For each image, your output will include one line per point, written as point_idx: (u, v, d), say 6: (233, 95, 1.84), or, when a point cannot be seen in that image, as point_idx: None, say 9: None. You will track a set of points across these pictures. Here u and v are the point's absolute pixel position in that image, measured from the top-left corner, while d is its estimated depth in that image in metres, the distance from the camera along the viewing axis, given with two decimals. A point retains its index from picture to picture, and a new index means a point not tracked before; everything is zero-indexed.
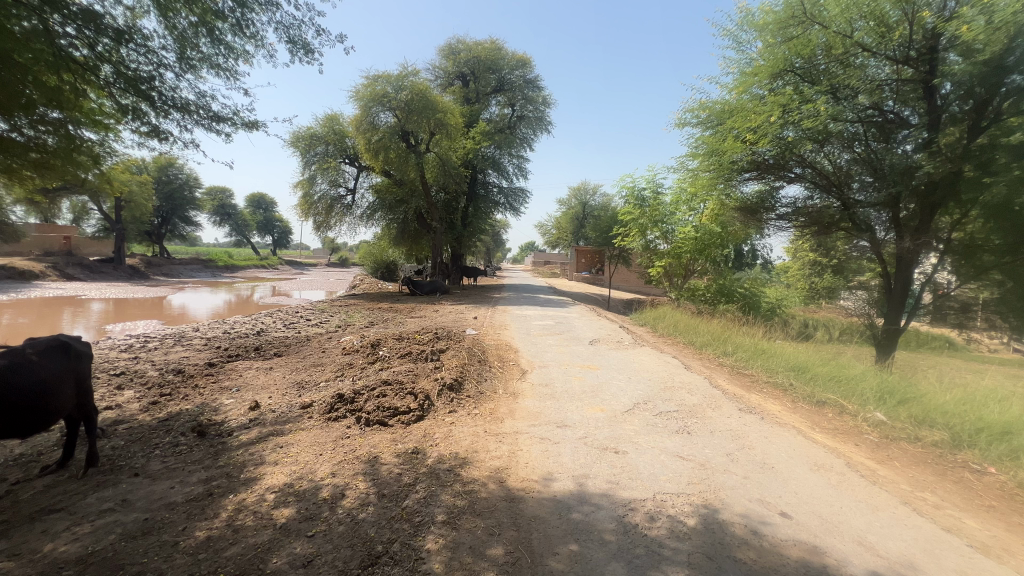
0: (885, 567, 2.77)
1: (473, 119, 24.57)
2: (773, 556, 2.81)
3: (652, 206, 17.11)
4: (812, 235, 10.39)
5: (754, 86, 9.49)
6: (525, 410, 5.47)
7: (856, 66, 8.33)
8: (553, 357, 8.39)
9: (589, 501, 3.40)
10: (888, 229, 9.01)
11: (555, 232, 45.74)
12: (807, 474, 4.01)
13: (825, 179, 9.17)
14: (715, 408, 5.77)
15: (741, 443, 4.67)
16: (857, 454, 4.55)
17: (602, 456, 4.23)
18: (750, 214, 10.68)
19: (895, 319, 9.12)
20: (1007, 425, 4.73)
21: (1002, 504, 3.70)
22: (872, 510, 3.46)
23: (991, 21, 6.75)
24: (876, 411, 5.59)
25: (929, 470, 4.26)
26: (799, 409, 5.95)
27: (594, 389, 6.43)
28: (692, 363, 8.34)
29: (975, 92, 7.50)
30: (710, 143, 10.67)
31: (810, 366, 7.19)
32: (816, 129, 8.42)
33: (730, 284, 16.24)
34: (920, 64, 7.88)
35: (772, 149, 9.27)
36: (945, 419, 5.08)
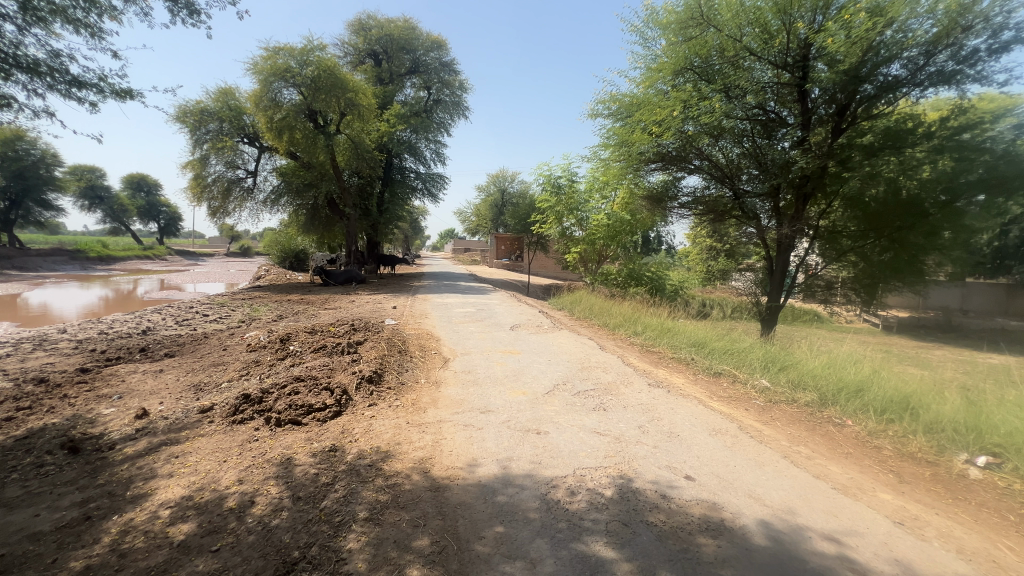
0: (771, 514, 3.16)
1: (387, 101, 23.51)
2: (680, 516, 3.08)
3: (568, 194, 17.57)
4: (709, 223, 11.36)
5: (659, 81, 10.10)
6: (448, 399, 5.44)
7: (745, 68, 9.15)
8: (475, 344, 8.40)
9: (513, 483, 3.47)
10: (770, 217, 10.04)
11: (474, 219, 45.58)
12: (707, 439, 4.43)
13: (720, 172, 10.05)
14: (628, 384, 6.18)
15: (651, 415, 5.04)
16: (747, 418, 5.12)
17: (524, 438, 4.34)
18: (656, 202, 11.41)
19: (776, 297, 10.30)
20: (860, 383, 5.59)
21: (856, 450, 4.39)
22: (759, 465, 3.92)
23: (849, 36, 7.77)
24: (761, 378, 6.34)
25: (802, 426, 4.92)
26: (700, 380, 6.56)
27: (515, 373, 6.58)
28: (606, 343, 8.82)
29: (837, 98, 8.66)
30: (620, 134, 11.20)
31: (707, 341, 7.93)
32: (712, 125, 9.21)
33: (639, 268, 17.35)
34: (795, 69, 8.83)
35: (675, 141, 9.94)
36: (814, 381, 5.88)
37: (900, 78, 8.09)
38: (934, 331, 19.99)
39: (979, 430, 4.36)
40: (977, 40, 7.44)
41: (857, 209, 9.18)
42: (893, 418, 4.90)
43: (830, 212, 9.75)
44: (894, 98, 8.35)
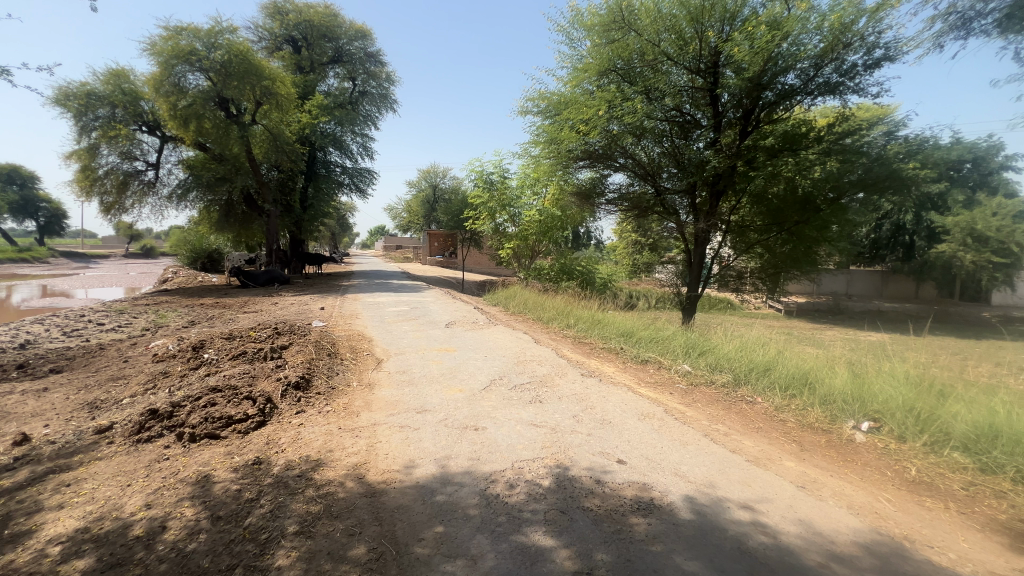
0: (694, 490, 3.40)
1: (308, 91, 22.24)
2: (613, 499, 3.23)
3: (500, 190, 17.67)
4: (634, 219, 11.95)
5: (585, 81, 10.39)
6: (382, 401, 5.29)
7: (662, 72, 9.56)
8: (409, 343, 8.21)
9: (452, 481, 3.45)
10: (688, 212, 10.88)
11: (406, 215, 44.54)
12: (637, 424, 4.68)
13: (642, 169, 10.57)
14: (562, 375, 6.36)
15: (585, 404, 5.22)
16: (671, 401, 5.47)
17: (462, 435, 4.32)
18: (585, 198, 11.82)
19: (695, 287, 11.06)
20: (766, 362, 6.17)
21: (765, 424, 4.84)
22: (682, 444, 4.21)
23: (753, 46, 8.48)
24: (683, 363, 6.81)
25: (720, 406, 5.35)
26: (628, 368, 6.92)
27: (451, 370, 6.53)
28: (540, 337, 9.01)
29: (743, 103, 9.47)
30: (549, 132, 11.44)
31: (635, 331, 8.36)
32: (634, 125, 9.68)
33: (570, 263, 17.89)
34: (707, 75, 9.50)
35: (601, 140, 10.33)
36: (728, 363, 6.41)
37: (795, 87, 9.01)
38: (826, 314, 22.55)
39: (862, 399, 4.96)
40: (855, 56, 8.46)
41: (762, 205, 10.03)
42: (795, 393, 5.46)
43: (740, 208, 10.54)
44: (791, 105, 9.31)
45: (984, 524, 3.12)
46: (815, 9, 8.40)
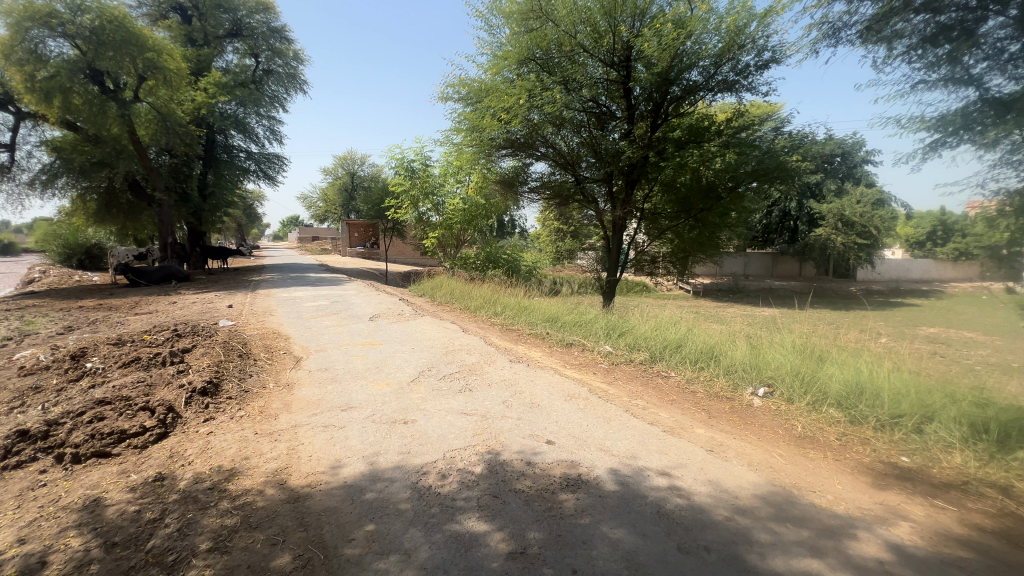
0: (617, 462, 3.62)
1: (202, 66, 20.11)
2: (544, 478, 3.34)
3: (423, 178, 17.21)
4: (556, 207, 12.26)
5: (505, 69, 10.42)
6: (303, 401, 5.00)
7: (579, 63, 9.82)
8: (331, 339, 7.82)
9: (382, 477, 3.37)
10: (606, 201, 11.31)
11: (323, 205, 42.10)
12: (564, 404, 4.86)
13: (563, 159, 10.85)
14: (491, 363, 6.42)
15: (513, 389, 5.33)
16: (595, 380, 5.76)
17: (391, 429, 4.22)
18: (508, 186, 11.94)
19: (614, 272, 11.61)
20: (678, 338, 6.67)
21: (679, 396, 5.26)
22: (606, 421, 4.44)
23: (661, 42, 8.97)
24: (605, 344, 7.18)
25: (639, 382, 5.72)
26: (554, 351, 7.15)
27: (377, 365, 6.30)
28: (468, 326, 9.00)
29: (653, 97, 9.94)
30: (471, 119, 11.36)
31: (559, 316, 8.62)
32: (554, 114, 9.91)
33: (496, 251, 18.02)
34: (621, 68, 9.87)
35: (522, 129, 10.48)
36: (646, 341, 6.85)
37: (698, 83, 9.68)
38: (727, 293, 24.82)
39: (758, 367, 5.55)
40: (748, 57, 9.27)
41: (672, 194, 10.67)
42: (703, 366, 5.97)
43: (652, 197, 11.09)
44: (695, 100, 10.00)
45: (853, 468, 3.66)
46: (714, 11, 9.06)
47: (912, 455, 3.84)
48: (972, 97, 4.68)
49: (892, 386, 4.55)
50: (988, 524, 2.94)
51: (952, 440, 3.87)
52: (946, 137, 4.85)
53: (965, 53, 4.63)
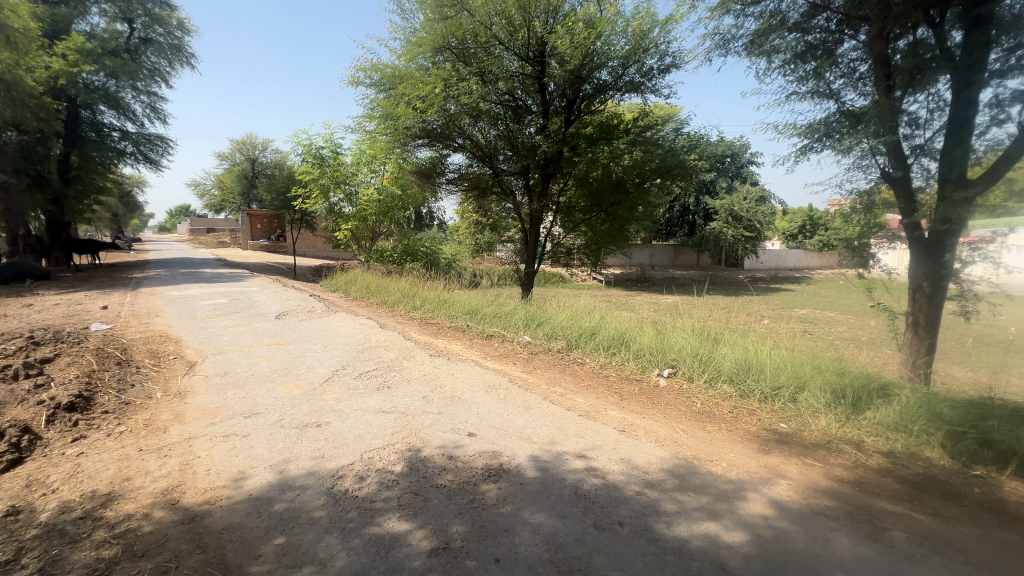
0: (537, 449, 3.72)
1: (59, 29, 17.41)
2: (466, 471, 3.34)
3: (333, 166, 16.23)
4: (474, 199, 12.21)
5: (419, 57, 10.17)
6: (198, 410, 4.51)
7: (495, 56, 9.82)
8: (231, 340, 7.13)
9: (293, 485, 3.16)
10: (523, 193, 11.47)
11: (218, 193, 38.17)
12: (485, 396, 4.88)
13: (480, 151, 10.83)
14: (410, 358, 6.26)
15: (434, 384, 5.25)
16: (515, 370, 5.86)
17: (303, 434, 3.96)
18: (425, 177, 11.68)
19: (532, 264, 11.83)
20: (593, 326, 6.98)
21: (594, 381, 5.53)
22: (527, 410, 4.54)
23: (573, 41, 9.25)
24: (524, 334, 7.33)
25: (557, 370, 5.92)
26: (475, 344, 7.16)
27: (286, 366, 5.87)
28: (385, 321, 8.69)
29: (566, 93, 10.22)
30: (384, 106, 10.94)
31: (479, 308, 8.63)
32: (470, 106, 9.86)
33: (413, 244, 17.58)
34: (535, 64, 9.98)
35: (438, 118, 10.31)
36: (563, 330, 7.09)
37: (608, 83, 10.10)
38: (636, 282, 26.51)
39: (663, 350, 5.99)
40: (652, 61, 9.86)
41: (585, 188, 11.09)
42: (615, 351, 6.32)
43: (567, 191, 11.45)
44: (605, 99, 10.42)
45: (742, 436, 4.10)
46: (621, 15, 9.51)
47: (789, 421, 4.39)
48: (833, 109, 5.40)
49: (773, 361, 5.15)
50: (846, 475, 3.45)
51: (819, 406, 4.49)
52: (813, 143, 5.56)
53: (827, 69, 5.32)
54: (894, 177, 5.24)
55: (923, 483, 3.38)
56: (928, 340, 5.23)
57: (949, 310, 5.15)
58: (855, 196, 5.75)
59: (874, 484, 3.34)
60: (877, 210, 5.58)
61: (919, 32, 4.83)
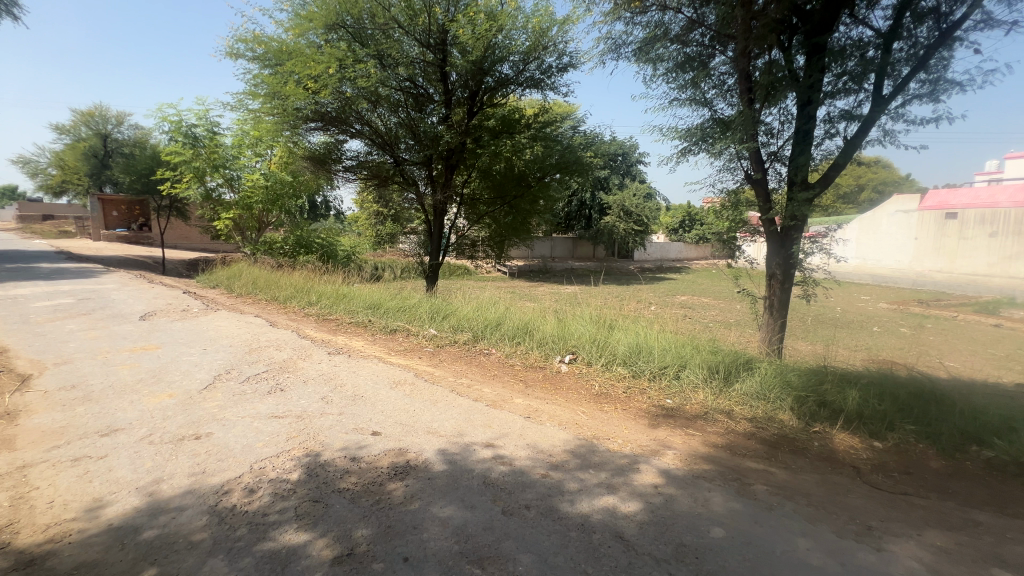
0: (445, 442, 3.70)
1: None
2: (370, 472, 3.21)
3: (209, 147, 14.44)
4: (375, 188, 11.63)
5: (310, 32, 9.49)
6: (36, 432, 3.77)
7: (394, 39, 9.45)
8: (80, 346, 6.05)
9: (167, 508, 2.79)
10: (426, 184, 11.16)
11: (57, 172, 32.01)
12: (389, 393, 4.73)
13: (380, 138, 10.37)
14: (306, 357, 5.83)
15: (334, 384, 4.95)
16: (421, 364, 5.75)
17: (178, 449, 3.50)
18: (319, 163, 10.90)
19: (436, 256, 11.61)
20: (498, 316, 7.09)
21: (500, 371, 5.63)
22: (433, 403, 4.49)
23: (474, 32, 9.24)
24: (430, 328, 7.22)
25: (464, 362, 5.93)
26: (378, 339, 6.89)
27: (154, 373, 5.13)
28: (276, 318, 7.98)
29: (469, 84, 10.12)
30: (270, 84, 10.00)
31: (382, 302, 8.30)
32: (369, 90, 9.45)
33: (308, 235, 16.35)
34: (437, 51, 9.67)
35: (333, 101, 9.72)
36: (468, 322, 7.11)
37: (509, 77, 10.19)
38: (539, 274, 27.46)
39: (564, 337, 6.28)
40: (550, 59, 10.18)
41: (488, 180, 11.13)
42: (520, 340, 6.49)
43: (471, 182, 11.39)
44: (507, 93, 10.52)
45: (634, 413, 4.46)
46: (521, 10, 9.67)
47: (673, 397, 4.87)
48: (707, 116, 6.03)
49: (660, 343, 5.67)
50: (719, 441, 3.93)
51: (697, 381, 5.03)
52: (692, 146, 6.17)
53: (702, 80, 5.91)
54: (755, 179, 6.02)
55: (777, 442, 3.96)
56: (780, 320, 6.10)
57: (795, 293, 6.05)
58: (725, 195, 6.50)
59: (742, 446, 3.85)
60: (742, 207, 6.37)
61: (773, 53, 5.57)
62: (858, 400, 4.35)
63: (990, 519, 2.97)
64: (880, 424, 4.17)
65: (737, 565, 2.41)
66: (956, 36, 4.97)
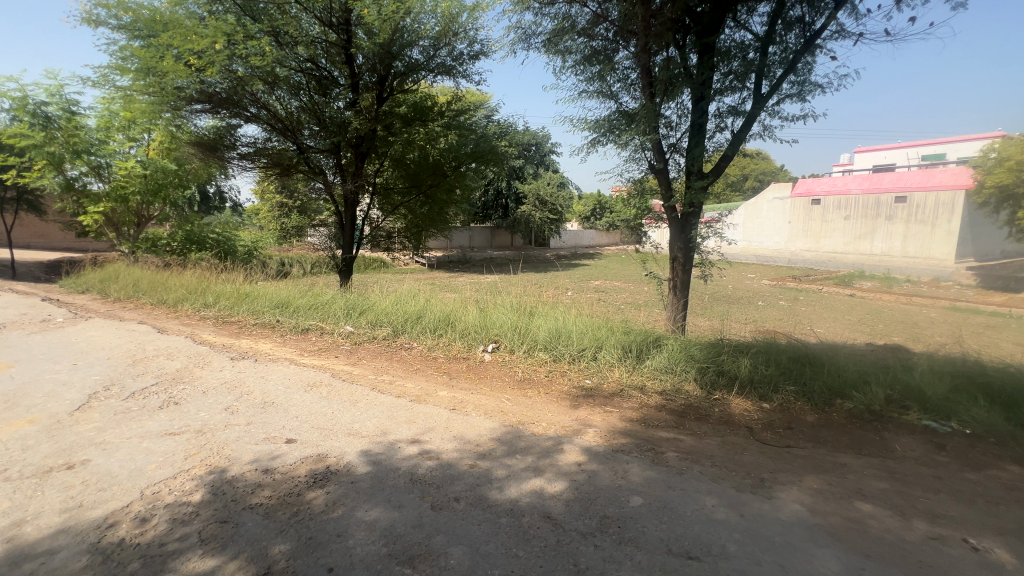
0: (368, 442, 3.55)
1: None
2: (287, 482, 2.99)
3: (67, 129, 12.30)
4: (276, 178, 10.74)
5: (190, 2, 8.57)
6: None
7: (291, 16, 8.80)
8: None
9: (34, 553, 2.38)
10: (335, 173, 10.47)
11: None
12: (303, 397, 4.43)
13: (280, 123, 9.61)
14: (205, 365, 5.27)
15: (239, 392, 4.53)
16: (337, 364, 5.46)
17: (45, 482, 3.00)
18: (209, 150, 9.85)
19: (349, 249, 11.02)
20: (419, 309, 6.92)
21: (423, 365, 5.52)
22: (353, 404, 4.29)
23: (381, 13, 8.85)
24: (346, 325, 6.88)
25: (385, 358, 5.73)
26: (288, 340, 6.42)
27: (7, 398, 4.33)
28: (165, 324, 7.12)
29: (377, 69, 9.66)
30: (142, 58, 8.80)
31: (290, 300, 7.73)
32: (265, 70, 8.73)
33: (199, 230, 14.74)
34: (340, 31, 9.21)
35: (222, 81, 8.85)
36: (388, 316, 6.86)
37: (420, 62, 9.83)
38: (458, 264, 27.28)
39: (486, 326, 6.30)
40: (462, 46, 9.97)
41: (402, 169, 10.73)
42: (442, 332, 6.40)
43: (384, 171, 10.92)
44: (418, 79, 10.14)
45: (557, 396, 4.62)
46: None
47: (592, 377, 5.11)
48: (613, 108, 6.32)
49: (578, 326, 5.91)
50: (634, 415, 4.20)
51: (613, 361, 5.32)
52: (601, 137, 6.43)
53: (608, 74, 6.18)
54: (658, 169, 6.44)
55: (683, 411, 4.33)
56: (683, 299, 6.62)
57: (695, 274, 6.58)
58: (631, 184, 6.88)
59: (654, 418, 4.15)
60: (647, 195, 6.78)
61: (670, 50, 5.95)
62: (749, 367, 4.89)
63: (852, 460, 3.50)
64: (767, 387, 4.71)
65: (656, 529, 2.60)
66: (817, 44, 5.66)
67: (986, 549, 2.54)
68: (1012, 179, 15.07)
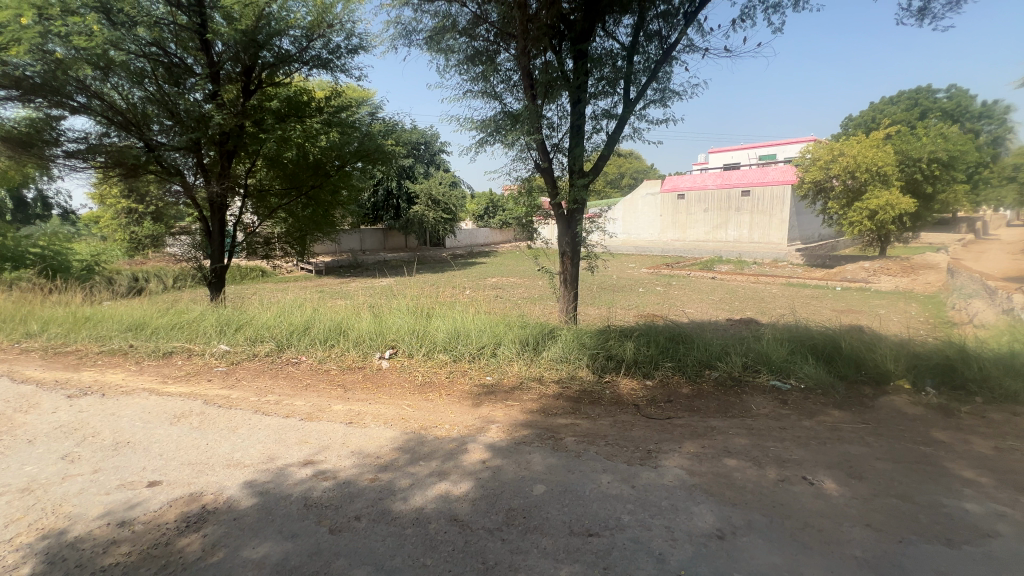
0: (253, 472, 3.21)
1: None
2: (151, 532, 2.58)
3: None
4: (120, 180, 9.13)
5: None
6: None
7: None
8: None
9: None
10: (196, 173, 9.19)
11: None
12: (168, 431, 3.86)
13: (120, 116, 8.22)
14: (30, 409, 4.33)
15: (80, 435, 3.80)
16: (210, 389, 4.84)
17: None
18: (19, 146, 8.11)
19: (219, 259, 9.82)
20: (306, 319, 6.40)
21: (314, 380, 5.13)
22: (232, 431, 3.84)
23: None
24: (219, 344, 6.13)
25: (269, 377, 5.21)
26: (146, 368, 5.54)
27: None
28: None
29: (241, 58, 8.69)
30: None
31: (147, 320, 6.70)
32: (93, 52, 7.50)
33: (15, 244, 12.06)
34: (192, 14, 8.30)
35: (35, 63, 7.49)
36: (270, 330, 6.25)
37: (291, 53, 9.04)
38: (349, 268, 25.85)
39: (382, 332, 6.04)
40: (338, 39, 9.34)
41: (278, 169, 9.82)
42: (333, 343, 6.01)
43: (256, 171, 9.94)
44: (290, 72, 9.29)
45: (458, 397, 4.60)
46: None
47: (492, 374, 5.19)
48: (498, 108, 6.44)
49: (476, 325, 5.94)
50: (534, 407, 4.35)
51: (511, 355, 5.45)
52: (488, 137, 6.53)
53: (491, 74, 6.29)
54: (544, 168, 6.73)
55: (579, 397, 4.59)
56: (573, 291, 6.97)
57: (583, 267, 6.97)
58: (521, 182, 7.11)
59: (552, 407, 4.34)
60: (535, 193, 7.05)
61: (548, 55, 6.23)
62: (634, 349, 5.32)
63: (720, 423, 4.00)
64: (649, 365, 5.18)
65: (558, 512, 2.72)
66: (673, 55, 6.32)
67: (819, 482, 3.07)
68: (822, 176, 18.20)
